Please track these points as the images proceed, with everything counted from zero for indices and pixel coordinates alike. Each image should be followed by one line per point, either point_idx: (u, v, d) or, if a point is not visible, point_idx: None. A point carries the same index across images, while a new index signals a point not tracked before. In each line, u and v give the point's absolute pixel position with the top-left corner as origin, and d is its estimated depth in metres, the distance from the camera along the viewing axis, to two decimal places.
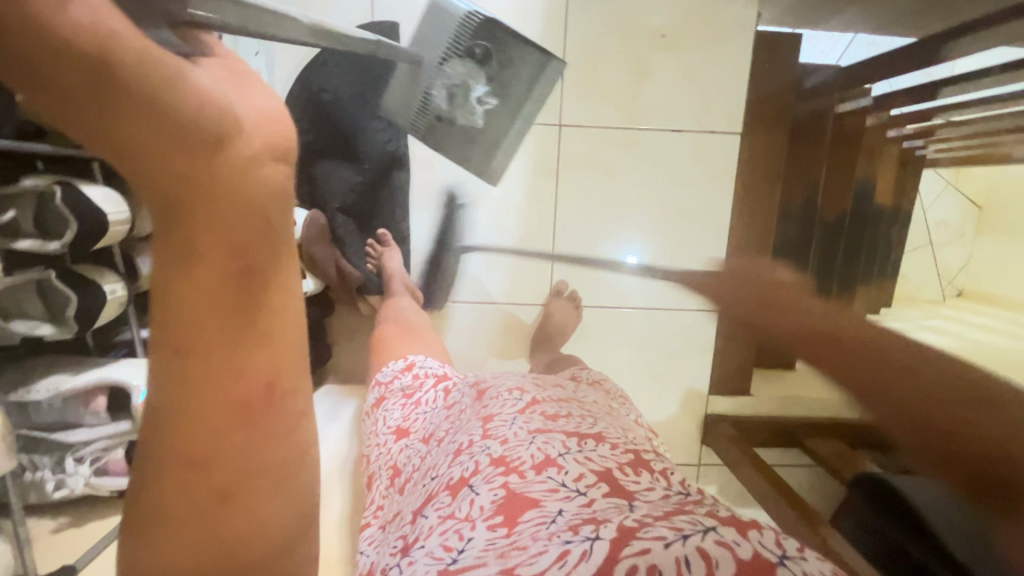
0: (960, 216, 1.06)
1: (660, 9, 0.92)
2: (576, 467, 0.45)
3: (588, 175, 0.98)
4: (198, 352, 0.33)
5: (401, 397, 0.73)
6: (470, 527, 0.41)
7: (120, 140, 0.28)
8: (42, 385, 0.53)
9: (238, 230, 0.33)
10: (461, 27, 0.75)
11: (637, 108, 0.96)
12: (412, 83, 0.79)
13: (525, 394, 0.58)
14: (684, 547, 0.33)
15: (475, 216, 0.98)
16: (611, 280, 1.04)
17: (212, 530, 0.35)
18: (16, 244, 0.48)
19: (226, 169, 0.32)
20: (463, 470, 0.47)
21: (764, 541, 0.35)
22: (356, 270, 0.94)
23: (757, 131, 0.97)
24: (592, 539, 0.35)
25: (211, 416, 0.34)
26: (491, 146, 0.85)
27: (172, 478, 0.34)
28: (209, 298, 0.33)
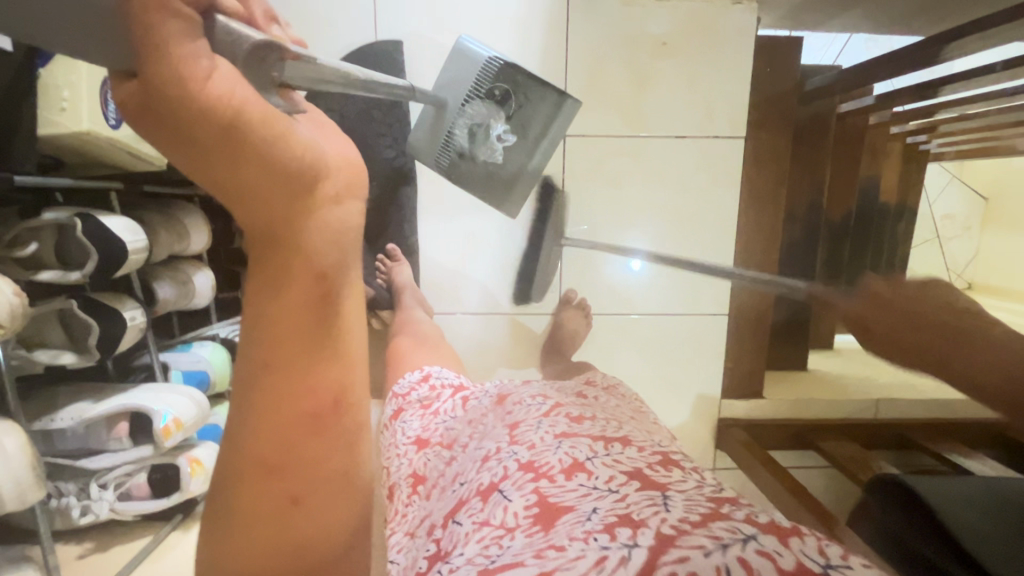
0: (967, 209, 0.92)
1: (660, 16, 0.92)
2: (605, 470, 0.45)
3: (594, 182, 0.99)
4: (275, 366, 0.40)
5: (421, 406, 0.73)
6: (509, 536, 0.41)
7: (231, 178, 0.35)
8: (64, 413, 0.53)
9: (323, 259, 0.41)
10: (483, 72, 0.84)
11: (641, 116, 0.96)
12: (436, 123, 0.85)
13: (549, 399, 0.60)
14: (724, 556, 0.33)
15: (483, 229, 0.99)
16: (621, 287, 1.03)
17: (275, 544, 0.40)
18: (38, 275, 0.48)
19: (318, 205, 0.40)
20: (493, 476, 0.48)
21: (806, 549, 0.35)
22: (368, 286, 0.95)
23: (761, 133, 0.97)
24: (630, 546, 0.35)
25: (287, 427, 0.40)
26: (509, 181, 0.90)
27: (249, 483, 0.40)
28: (297, 318, 0.40)
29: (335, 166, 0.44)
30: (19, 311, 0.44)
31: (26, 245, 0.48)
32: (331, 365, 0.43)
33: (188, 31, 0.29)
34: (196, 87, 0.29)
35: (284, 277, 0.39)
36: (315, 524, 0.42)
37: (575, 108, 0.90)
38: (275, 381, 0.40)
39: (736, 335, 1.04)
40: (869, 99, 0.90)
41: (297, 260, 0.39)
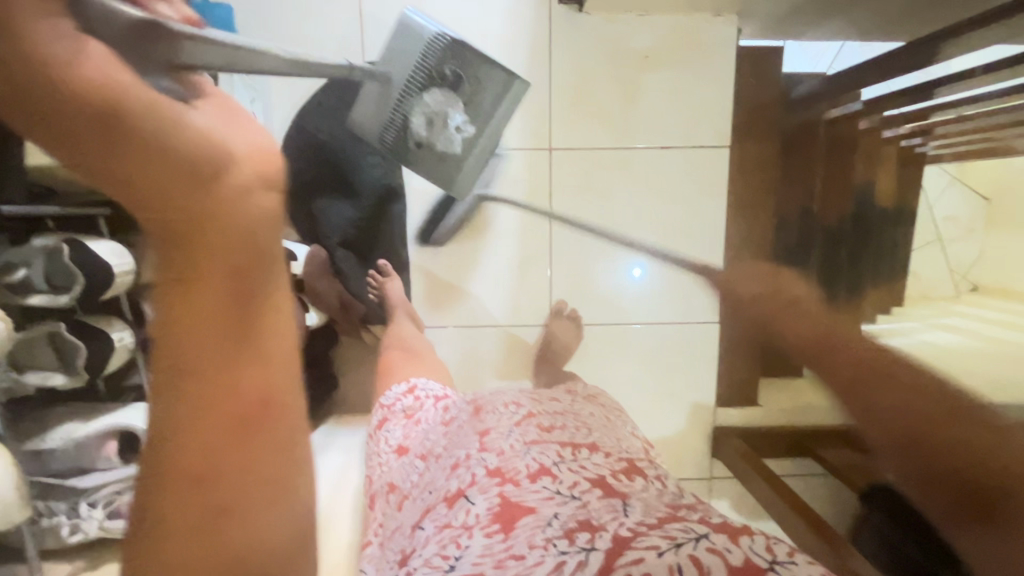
0: (970, 212, 0.96)
1: (641, 32, 0.94)
2: (570, 476, 0.46)
3: (580, 196, 1.00)
4: (191, 372, 0.34)
5: (403, 415, 0.74)
6: (467, 535, 0.42)
7: (122, 174, 0.31)
8: (54, 433, 0.55)
9: (231, 255, 0.34)
10: (430, 49, 0.80)
11: (627, 129, 0.97)
12: (382, 102, 0.81)
13: (521, 408, 0.61)
14: (677, 556, 0.34)
15: (472, 242, 1.00)
16: (616, 295, 1.03)
17: (211, 553, 0.37)
18: (28, 300, 0.50)
19: (231, 195, 0.34)
20: (460, 483, 0.48)
21: (755, 545, 0.35)
22: (359, 300, 0.96)
23: (747, 140, 0.99)
24: (587, 550, 0.37)
25: (207, 435, 0.35)
26: (464, 169, 0.88)
27: (179, 493, 0.36)
28: (208, 314, 0.34)
29: (246, 156, 0.37)
30: (4, 337, 0.45)
31: (16, 271, 0.49)
32: (251, 372, 0.36)
33: (48, 9, 0.25)
34: (60, 74, 0.25)
35: (188, 264, 0.33)
36: (248, 533, 0.38)
37: (523, 88, 0.90)
38: (196, 386, 0.34)
39: (729, 344, 1.04)
40: (858, 104, 0.88)
41: (202, 256, 0.33)
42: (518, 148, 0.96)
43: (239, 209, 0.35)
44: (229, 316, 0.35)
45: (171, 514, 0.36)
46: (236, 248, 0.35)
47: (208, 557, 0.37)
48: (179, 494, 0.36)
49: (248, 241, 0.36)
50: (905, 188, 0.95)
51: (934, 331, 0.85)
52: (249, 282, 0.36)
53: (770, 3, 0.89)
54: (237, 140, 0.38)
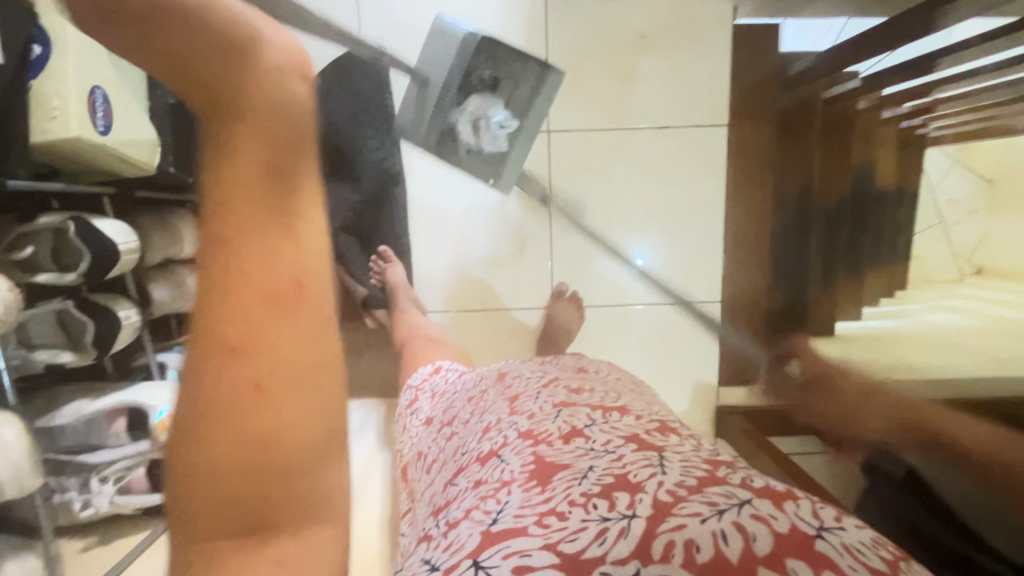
0: (971, 193, 0.83)
1: (636, 12, 0.93)
2: (603, 435, 0.47)
3: (579, 177, 0.99)
4: (235, 238, 0.33)
5: (434, 390, 0.73)
6: (506, 491, 0.42)
7: (175, 60, 0.31)
8: (65, 410, 0.56)
9: (270, 128, 0.32)
10: (463, 48, 0.87)
11: (624, 109, 0.96)
12: (423, 102, 0.89)
13: (546, 373, 0.64)
14: (720, 522, 0.34)
15: (473, 226, 1.00)
16: (616, 277, 1.03)
17: (241, 433, 0.33)
18: (36, 278, 0.51)
19: (268, 75, 0.32)
20: (493, 444, 0.49)
21: (801, 512, 0.35)
22: (362, 286, 0.95)
23: (743, 121, 0.99)
24: (629, 516, 0.36)
25: (247, 298, 0.33)
26: (511, 162, 0.92)
27: (214, 364, 0.33)
28: (252, 177, 0.33)
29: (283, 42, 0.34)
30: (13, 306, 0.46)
31: (22, 249, 0.50)
32: (286, 247, 0.34)
33: None
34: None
35: (227, 139, 0.32)
36: (290, 418, 0.34)
37: (559, 79, 0.93)
38: (243, 249, 0.33)
39: (731, 317, 1.06)
40: (856, 82, 0.84)
41: (247, 113, 0.32)
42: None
43: (277, 90, 0.32)
44: (273, 177, 0.33)
45: (207, 392, 0.33)
46: (275, 122, 0.32)
47: (247, 433, 0.33)
48: (213, 367, 0.33)
49: (282, 117, 0.33)
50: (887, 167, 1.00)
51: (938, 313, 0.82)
52: (287, 161, 0.34)
53: None
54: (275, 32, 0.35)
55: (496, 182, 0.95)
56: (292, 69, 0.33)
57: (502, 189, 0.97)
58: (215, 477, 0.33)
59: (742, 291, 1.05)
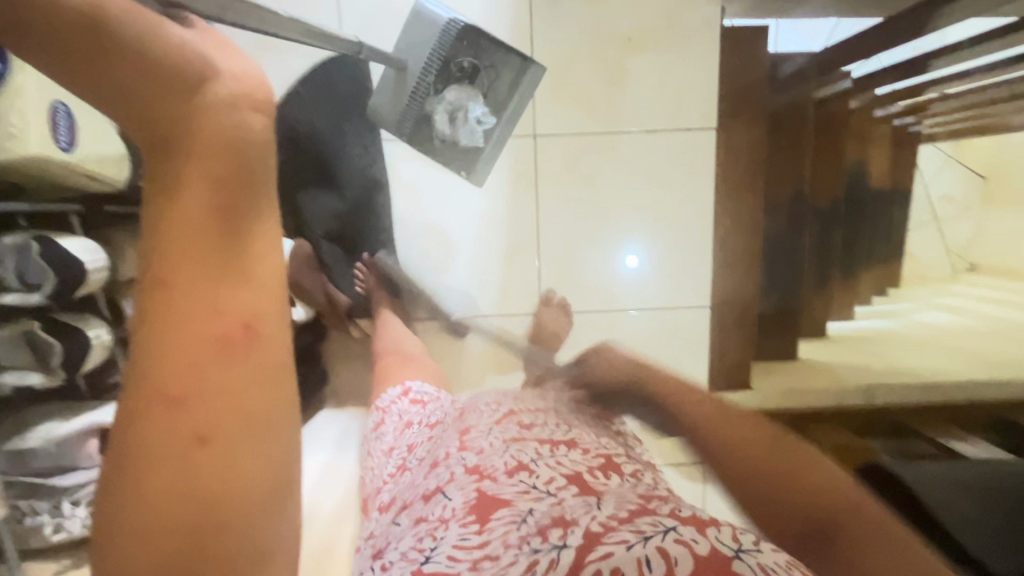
0: (966, 189, 1.18)
1: (623, 14, 0.91)
2: (547, 471, 0.48)
3: (565, 182, 0.97)
4: (174, 282, 0.34)
5: (396, 420, 0.73)
6: (444, 527, 0.44)
7: (116, 86, 0.32)
8: (34, 432, 0.55)
9: (219, 163, 0.35)
10: (444, 35, 0.87)
11: (611, 112, 0.94)
12: (400, 85, 0.88)
13: (504, 406, 0.62)
14: (645, 548, 0.35)
15: (459, 233, 0.98)
16: (605, 282, 1.01)
17: (180, 488, 0.34)
18: (2, 298, 0.50)
19: (210, 107, 0.34)
20: (439, 481, 0.51)
21: (722, 535, 0.37)
22: (345, 295, 0.95)
23: (733, 123, 0.95)
24: (559, 547, 0.38)
25: (190, 347, 0.35)
26: (484, 158, 0.95)
27: (153, 417, 0.34)
28: (197, 219, 0.35)
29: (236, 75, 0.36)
30: None
31: None
32: (231, 290, 0.36)
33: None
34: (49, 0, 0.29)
35: (172, 176, 0.34)
36: (234, 467, 0.35)
37: (540, 73, 0.92)
38: (180, 297, 0.34)
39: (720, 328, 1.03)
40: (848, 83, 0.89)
41: (195, 146, 0.34)
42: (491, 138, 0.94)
43: (223, 119, 0.34)
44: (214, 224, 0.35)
45: (143, 447, 0.34)
46: (223, 154, 0.35)
47: (184, 489, 0.34)
48: (149, 421, 0.34)
49: (234, 148, 0.35)
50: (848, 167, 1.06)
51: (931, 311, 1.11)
52: (234, 197, 0.36)
53: None
54: (229, 62, 0.36)
55: (468, 175, 0.95)
56: (243, 98, 0.35)
57: (479, 180, 0.96)
58: (151, 535, 0.33)
59: (732, 296, 1.02)
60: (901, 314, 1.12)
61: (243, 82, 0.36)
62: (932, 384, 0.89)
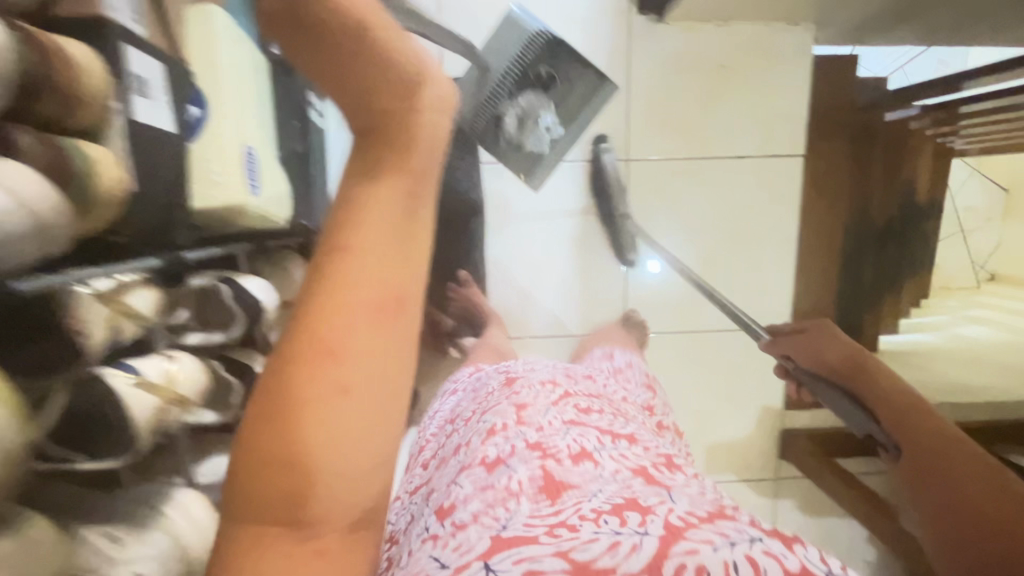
0: (988, 202, 1.28)
1: (716, 42, 0.93)
2: (612, 463, 0.48)
3: (656, 206, 0.98)
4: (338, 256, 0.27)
5: (454, 392, 0.75)
6: (514, 500, 0.43)
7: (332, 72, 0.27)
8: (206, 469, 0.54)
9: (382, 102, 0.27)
10: (529, 44, 0.89)
11: (703, 137, 0.96)
12: (479, 84, 0.89)
13: (557, 386, 0.62)
14: (732, 552, 0.33)
15: (547, 254, 1.00)
16: (686, 303, 1.04)
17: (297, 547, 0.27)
18: (187, 338, 0.49)
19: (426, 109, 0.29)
20: (500, 451, 0.50)
21: (809, 555, 0.34)
22: (448, 315, 0.96)
23: (820, 148, 0.98)
24: (641, 533, 0.35)
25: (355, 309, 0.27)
26: (548, 167, 0.96)
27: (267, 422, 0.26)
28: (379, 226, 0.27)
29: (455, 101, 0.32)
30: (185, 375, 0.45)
31: (177, 311, 0.49)
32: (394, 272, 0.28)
33: None
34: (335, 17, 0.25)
35: (356, 196, 0.27)
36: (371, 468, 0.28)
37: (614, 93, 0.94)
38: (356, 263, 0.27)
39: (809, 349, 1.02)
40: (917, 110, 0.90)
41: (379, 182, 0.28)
42: (577, 159, 0.97)
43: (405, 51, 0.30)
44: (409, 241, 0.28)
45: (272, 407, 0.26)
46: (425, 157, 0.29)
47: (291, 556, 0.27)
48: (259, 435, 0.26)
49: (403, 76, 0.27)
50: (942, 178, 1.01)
51: (970, 325, 1.10)
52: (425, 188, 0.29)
53: (850, 13, 0.88)
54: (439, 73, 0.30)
55: (527, 177, 0.96)
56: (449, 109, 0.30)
57: (535, 185, 0.97)
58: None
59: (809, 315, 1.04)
60: (940, 327, 1.14)
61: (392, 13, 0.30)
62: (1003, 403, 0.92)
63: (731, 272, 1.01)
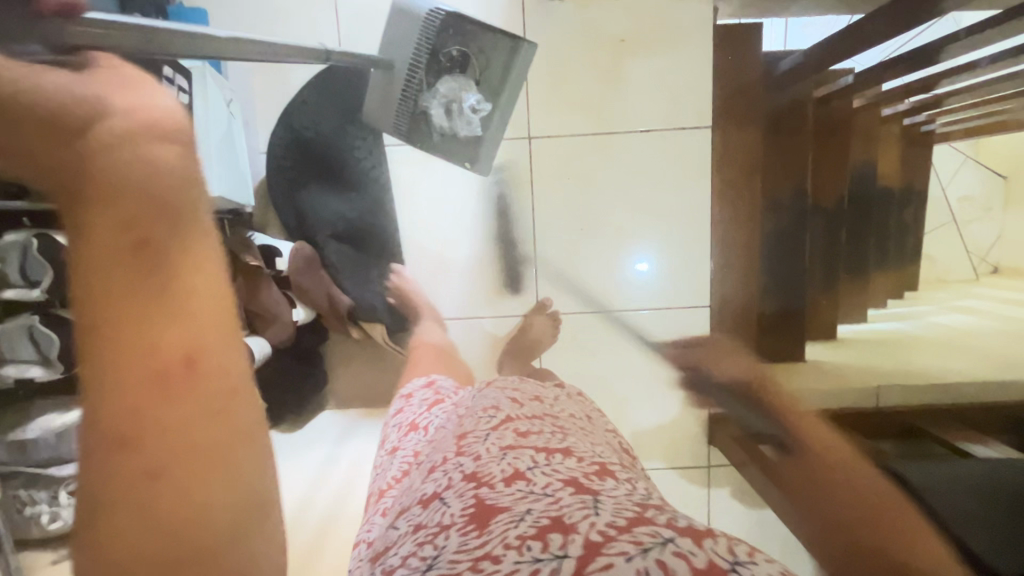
0: (986, 191, 1.06)
1: (616, 15, 0.93)
2: (544, 478, 0.45)
3: (563, 186, 0.99)
4: (121, 328, 0.41)
5: (408, 421, 0.72)
6: (444, 535, 0.40)
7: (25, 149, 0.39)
8: (35, 424, 0.59)
9: (124, 207, 0.41)
10: (427, 26, 0.85)
11: (605, 113, 0.96)
12: (388, 86, 0.88)
13: (499, 412, 0.59)
14: (644, 560, 0.33)
15: (457, 232, 1.01)
16: (606, 282, 1.03)
17: (159, 519, 0.40)
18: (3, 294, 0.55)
19: (111, 147, 0.40)
20: (437, 485, 0.48)
21: (716, 548, 0.36)
22: (349, 295, 0.97)
23: (728, 123, 0.96)
24: (560, 557, 0.34)
25: (138, 374, 0.41)
26: (485, 148, 0.95)
27: (111, 447, 0.41)
28: (116, 267, 0.41)
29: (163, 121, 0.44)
30: None
31: None
32: (177, 326, 0.43)
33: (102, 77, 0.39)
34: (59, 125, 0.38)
35: (85, 219, 0.42)
36: (191, 497, 0.41)
37: (532, 52, 0.92)
38: (118, 317, 0.41)
39: (723, 328, 1.02)
40: (847, 82, 0.90)
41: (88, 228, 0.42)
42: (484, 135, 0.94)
43: (127, 158, 0.41)
44: (156, 297, 0.42)
45: (113, 418, 0.41)
46: (139, 207, 0.42)
47: (169, 525, 0.40)
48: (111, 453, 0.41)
49: (146, 199, 0.42)
50: (902, 166, 1.05)
51: (951, 313, 1.05)
52: (150, 237, 0.42)
53: None
54: (124, 99, 0.40)
55: (474, 165, 0.97)
56: (137, 136, 0.41)
57: (483, 170, 0.98)
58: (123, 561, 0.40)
59: (732, 299, 1.02)
60: (918, 316, 1.07)
61: (141, 113, 0.41)
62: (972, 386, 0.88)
63: (661, 249, 1.01)
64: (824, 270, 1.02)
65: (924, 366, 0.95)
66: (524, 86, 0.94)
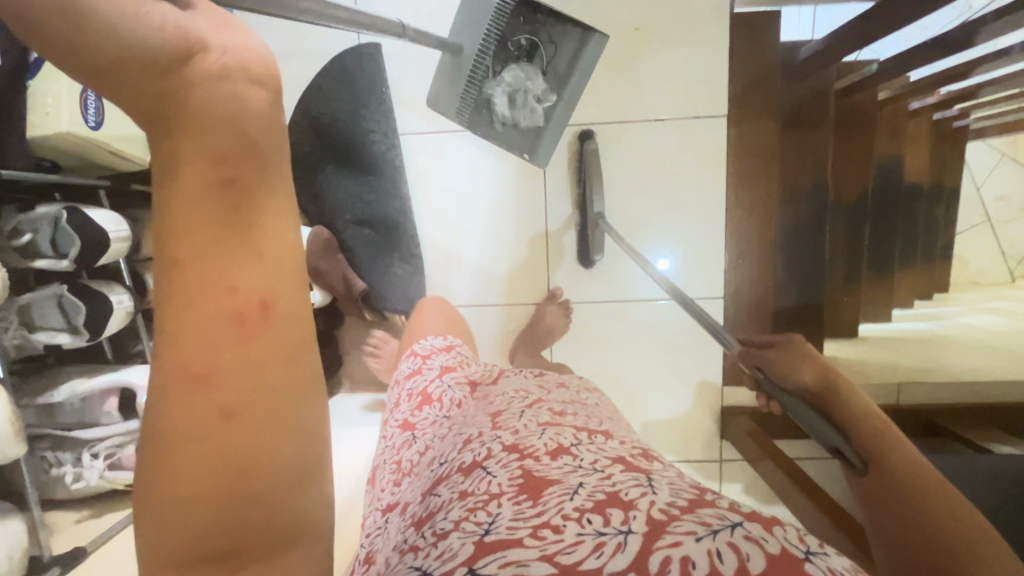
0: None
1: (632, 5, 0.93)
2: (591, 454, 0.42)
3: (571, 172, 0.99)
4: (188, 263, 0.33)
5: (421, 389, 0.68)
6: (495, 503, 0.37)
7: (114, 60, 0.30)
8: (62, 389, 0.62)
9: (215, 141, 0.33)
10: (500, 13, 0.86)
11: (620, 103, 0.96)
12: (456, 70, 0.91)
13: (530, 392, 0.57)
14: (715, 541, 0.30)
15: (469, 221, 1.02)
16: (618, 269, 1.01)
17: (223, 469, 0.33)
18: (33, 262, 0.58)
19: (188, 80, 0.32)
20: (476, 455, 0.43)
21: (788, 536, 0.32)
22: (363, 279, 0.99)
23: (744, 112, 0.94)
24: (625, 531, 0.32)
25: (217, 314, 0.34)
26: (545, 137, 0.95)
27: (174, 394, 0.33)
28: (201, 204, 0.33)
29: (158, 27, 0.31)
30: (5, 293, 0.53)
31: (20, 235, 0.58)
32: (245, 265, 0.35)
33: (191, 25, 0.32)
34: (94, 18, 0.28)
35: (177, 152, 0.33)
36: (260, 441, 0.35)
37: (603, 41, 0.91)
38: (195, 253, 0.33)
39: (737, 323, 1.01)
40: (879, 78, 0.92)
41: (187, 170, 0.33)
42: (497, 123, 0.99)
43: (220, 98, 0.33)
44: (238, 234, 0.34)
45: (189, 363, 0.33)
46: (229, 131, 0.34)
47: (224, 468, 0.34)
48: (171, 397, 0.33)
49: (235, 130, 0.34)
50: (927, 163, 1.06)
51: (981, 315, 1.04)
52: (243, 175, 0.34)
53: None
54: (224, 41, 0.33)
55: (530, 156, 0.96)
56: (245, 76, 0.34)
57: (540, 162, 0.97)
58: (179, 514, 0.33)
59: (746, 292, 1.00)
60: (945, 317, 1.06)
61: (236, 54, 0.34)
62: (997, 383, 0.86)
63: (671, 235, 0.99)
64: (847, 265, 1.03)
65: (948, 364, 0.92)
66: (587, 79, 0.93)
